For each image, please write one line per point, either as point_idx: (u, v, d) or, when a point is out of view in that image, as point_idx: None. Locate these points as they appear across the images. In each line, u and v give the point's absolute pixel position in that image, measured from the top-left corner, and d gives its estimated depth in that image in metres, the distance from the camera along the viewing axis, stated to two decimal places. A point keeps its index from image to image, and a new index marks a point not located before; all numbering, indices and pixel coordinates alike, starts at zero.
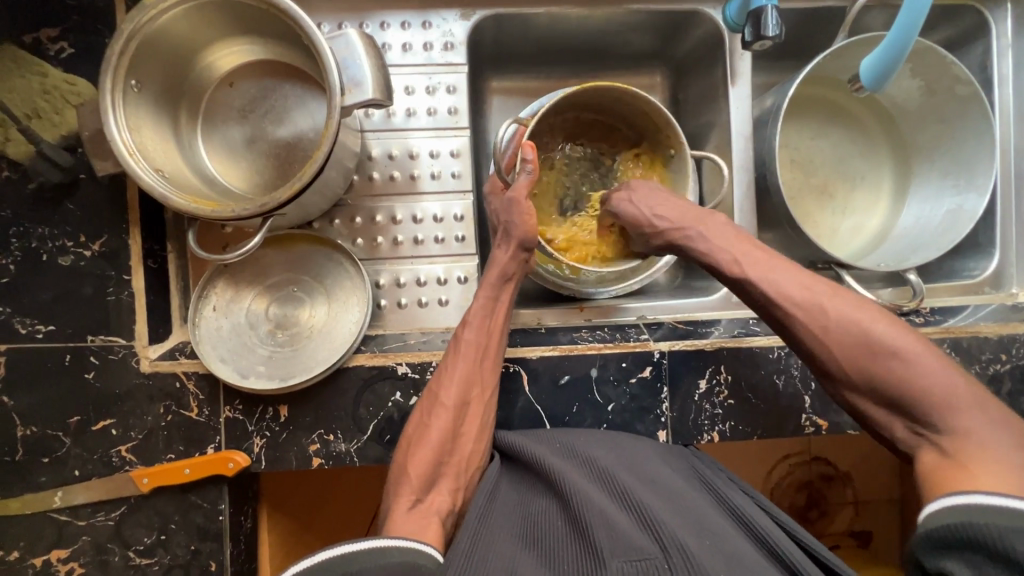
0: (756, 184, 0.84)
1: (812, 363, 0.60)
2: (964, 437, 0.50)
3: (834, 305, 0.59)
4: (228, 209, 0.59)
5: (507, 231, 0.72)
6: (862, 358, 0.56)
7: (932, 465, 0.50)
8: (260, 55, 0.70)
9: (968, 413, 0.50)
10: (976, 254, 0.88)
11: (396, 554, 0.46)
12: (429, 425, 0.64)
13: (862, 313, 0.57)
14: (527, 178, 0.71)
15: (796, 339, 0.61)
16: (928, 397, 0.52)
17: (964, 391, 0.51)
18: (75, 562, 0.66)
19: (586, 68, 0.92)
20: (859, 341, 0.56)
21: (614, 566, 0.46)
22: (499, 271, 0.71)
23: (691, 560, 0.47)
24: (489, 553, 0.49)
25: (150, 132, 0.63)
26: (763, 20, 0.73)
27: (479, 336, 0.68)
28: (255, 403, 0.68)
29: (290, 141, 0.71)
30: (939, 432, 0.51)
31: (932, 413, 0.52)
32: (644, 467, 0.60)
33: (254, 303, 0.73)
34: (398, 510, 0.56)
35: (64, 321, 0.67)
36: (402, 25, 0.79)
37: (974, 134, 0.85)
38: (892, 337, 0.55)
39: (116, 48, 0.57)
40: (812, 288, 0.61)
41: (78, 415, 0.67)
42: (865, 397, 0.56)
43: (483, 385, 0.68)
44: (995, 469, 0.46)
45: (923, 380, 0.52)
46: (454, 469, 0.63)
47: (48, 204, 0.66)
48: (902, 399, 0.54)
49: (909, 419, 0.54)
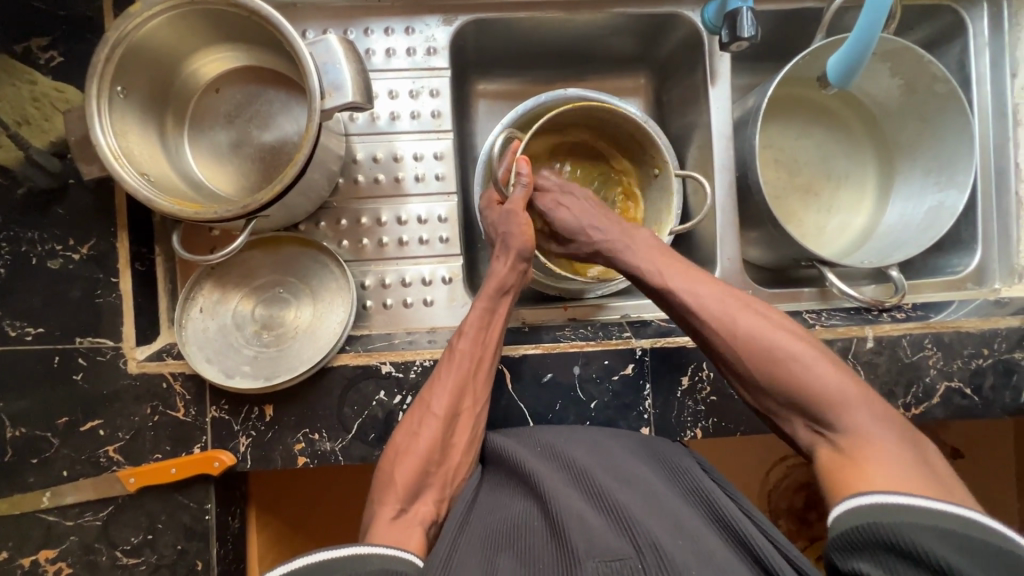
0: (738, 183, 0.85)
1: (725, 370, 0.61)
2: (856, 435, 0.52)
3: (741, 313, 0.61)
4: (212, 211, 0.61)
5: (506, 243, 0.73)
6: (766, 363, 0.57)
7: (831, 463, 0.52)
8: (245, 61, 0.71)
9: (858, 412, 0.52)
10: (959, 250, 0.89)
11: (376, 560, 0.46)
12: (419, 433, 0.64)
13: (764, 323, 0.60)
14: (521, 192, 0.74)
15: (707, 345, 0.63)
16: (822, 396, 0.54)
17: (850, 392, 0.54)
18: (63, 562, 0.67)
19: (571, 72, 0.94)
20: (760, 346, 0.58)
21: (589, 567, 0.46)
22: (497, 284, 0.72)
23: (667, 562, 0.46)
24: (467, 556, 0.49)
25: (135, 136, 0.64)
26: (739, 21, 0.74)
27: (474, 347, 0.69)
28: (241, 403, 0.69)
29: (274, 146, 0.73)
30: (836, 432, 0.53)
31: (828, 413, 0.53)
32: (625, 468, 0.59)
33: (241, 304, 0.74)
34: (381, 519, 0.56)
35: (53, 324, 0.68)
36: (386, 32, 0.80)
37: (952, 132, 0.85)
38: (790, 344, 0.57)
39: (102, 55, 0.58)
40: (725, 295, 0.63)
41: (66, 416, 0.68)
42: (772, 401, 0.58)
43: (475, 398, 0.68)
44: (885, 467, 0.48)
45: (819, 383, 0.54)
46: (440, 480, 0.63)
47: (38, 209, 0.68)
48: (800, 401, 0.55)
49: (809, 421, 0.55)
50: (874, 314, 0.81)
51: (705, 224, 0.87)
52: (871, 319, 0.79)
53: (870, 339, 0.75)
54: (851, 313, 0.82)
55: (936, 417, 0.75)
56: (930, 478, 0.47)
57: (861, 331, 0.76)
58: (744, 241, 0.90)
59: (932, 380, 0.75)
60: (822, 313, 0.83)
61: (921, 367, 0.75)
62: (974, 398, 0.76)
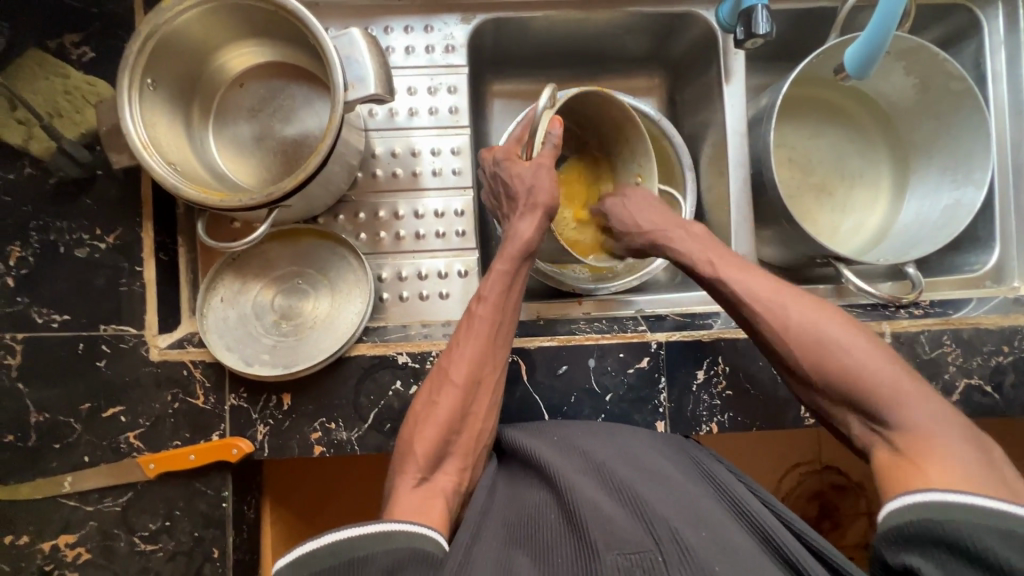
0: (753, 179, 0.85)
1: (774, 360, 0.61)
2: (913, 435, 0.50)
3: (795, 305, 0.60)
4: (235, 200, 0.62)
5: (532, 200, 0.71)
6: (816, 354, 0.57)
7: (885, 462, 0.51)
8: (270, 57, 0.73)
9: (917, 408, 0.51)
10: (976, 249, 0.88)
11: (402, 540, 0.45)
12: (438, 402, 0.62)
13: (820, 314, 0.59)
14: (552, 149, 0.72)
15: (759, 335, 0.62)
16: (877, 392, 0.52)
17: (906, 394, 0.52)
18: (82, 547, 0.67)
19: (586, 73, 0.95)
20: (812, 340, 0.58)
21: (608, 561, 0.45)
22: (521, 246, 0.70)
23: (688, 556, 0.45)
24: (487, 548, 0.48)
25: (163, 127, 0.66)
26: (753, 19, 0.74)
27: (494, 313, 0.67)
28: (259, 391, 0.70)
29: (296, 139, 0.74)
30: (890, 428, 0.51)
31: (883, 409, 0.52)
32: (643, 459, 0.58)
33: (261, 294, 0.76)
34: (403, 489, 0.55)
35: (78, 312, 0.69)
36: (405, 30, 0.82)
37: (970, 129, 0.85)
38: (847, 337, 0.56)
39: (134, 49, 0.60)
40: (776, 292, 0.62)
41: (89, 402, 0.69)
42: (822, 395, 0.57)
43: (494, 363, 0.66)
44: (942, 469, 0.46)
45: (875, 375, 0.53)
46: (462, 449, 0.61)
47: (67, 199, 0.70)
48: (853, 394, 0.54)
49: (862, 417, 0.54)
50: (892, 310, 0.80)
51: (721, 222, 0.87)
52: (889, 314, 0.79)
53: (887, 335, 0.75)
54: (869, 309, 0.81)
55: None
56: (986, 474, 0.46)
57: (879, 326, 0.75)
58: (759, 240, 0.90)
59: (951, 376, 0.74)
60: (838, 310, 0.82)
61: (941, 364, 0.74)
62: (996, 396, 0.75)
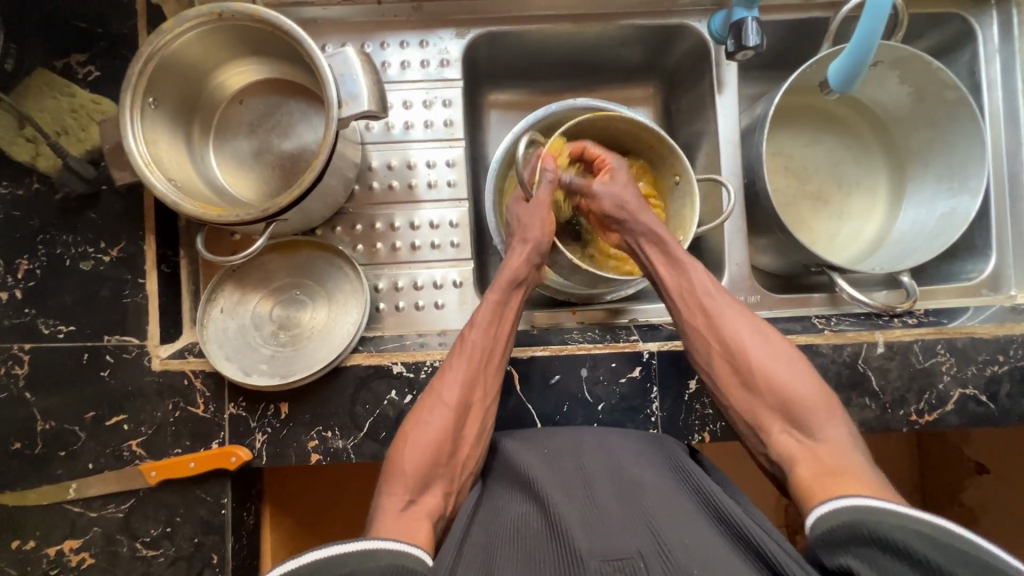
0: (746, 189, 0.86)
1: (718, 359, 0.66)
2: (830, 445, 0.57)
3: (748, 321, 0.67)
4: (234, 215, 0.64)
5: (524, 236, 0.75)
6: (763, 363, 0.63)
7: (809, 468, 0.55)
8: (268, 74, 0.75)
9: (836, 427, 0.58)
10: (974, 256, 0.88)
11: (385, 558, 0.47)
12: (430, 423, 0.63)
13: (769, 335, 0.66)
14: (547, 186, 0.75)
15: (710, 333, 0.67)
16: (809, 407, 0.59)
17: (823, 405, 0.59)
18: (86, 552, 0.69)
19: (581, 84, 0.96)
20: (761, 350, 0.64)
21: (591, 566, 0.46)
22: (511, 275, 0.73)
23: (670, 564, 0.45)
24: (473, 557, 0.49)
25: (164, 144, 0.68)
26: (744, 31, 0.75)
27: (486, 338, 0.69)
28: (258, 400, 0.71)
29: (293, 154, 0.76)
30: (812, 439, 0.58)
31: (811, 422, 0.58)
32: (624, 466, 0.59)
33: (260, 305, 0.77)
34: (389, 511, 0.56)
35: (84, 322, 0.71)
36: (401, 45, 0.84)
37: (965, 137, 0.85)
38: (789, 357, 0.64)
39: (136, 70, 0.62)
40: (732, 304, 0.68)
41: (93, 411, 0.71)
42: (755, 400, 0.62)
43: (485, 391, 0.68)
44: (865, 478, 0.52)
45: (808, 393, 0.60)
46: (450, 473, 0.62)
47: (72, 213, 0.72)
48: (789, 403, 0.60)
49: (786, 425, 0.60)
50: (885, 319, 0.80)
51: (714, 231, 0.88)
52: (881, 324, 0.79)
53: (880, 344, 0.75)
54: (862, 318, 0.81)
55: (950, 424, 0.74)
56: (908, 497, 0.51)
57: (872, 336, 0.75)
58: (755, 248, 0.89)
59: (945, 386, 0.74)
60: (832, 319, 0.82)
61: (935, 373, 0.74)
62: (990, 405, 0.74)
